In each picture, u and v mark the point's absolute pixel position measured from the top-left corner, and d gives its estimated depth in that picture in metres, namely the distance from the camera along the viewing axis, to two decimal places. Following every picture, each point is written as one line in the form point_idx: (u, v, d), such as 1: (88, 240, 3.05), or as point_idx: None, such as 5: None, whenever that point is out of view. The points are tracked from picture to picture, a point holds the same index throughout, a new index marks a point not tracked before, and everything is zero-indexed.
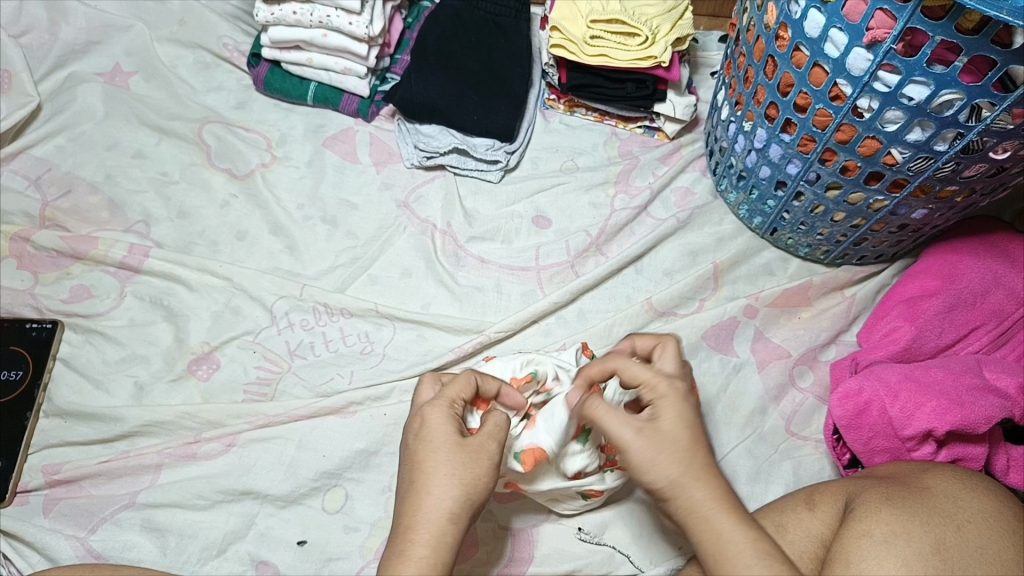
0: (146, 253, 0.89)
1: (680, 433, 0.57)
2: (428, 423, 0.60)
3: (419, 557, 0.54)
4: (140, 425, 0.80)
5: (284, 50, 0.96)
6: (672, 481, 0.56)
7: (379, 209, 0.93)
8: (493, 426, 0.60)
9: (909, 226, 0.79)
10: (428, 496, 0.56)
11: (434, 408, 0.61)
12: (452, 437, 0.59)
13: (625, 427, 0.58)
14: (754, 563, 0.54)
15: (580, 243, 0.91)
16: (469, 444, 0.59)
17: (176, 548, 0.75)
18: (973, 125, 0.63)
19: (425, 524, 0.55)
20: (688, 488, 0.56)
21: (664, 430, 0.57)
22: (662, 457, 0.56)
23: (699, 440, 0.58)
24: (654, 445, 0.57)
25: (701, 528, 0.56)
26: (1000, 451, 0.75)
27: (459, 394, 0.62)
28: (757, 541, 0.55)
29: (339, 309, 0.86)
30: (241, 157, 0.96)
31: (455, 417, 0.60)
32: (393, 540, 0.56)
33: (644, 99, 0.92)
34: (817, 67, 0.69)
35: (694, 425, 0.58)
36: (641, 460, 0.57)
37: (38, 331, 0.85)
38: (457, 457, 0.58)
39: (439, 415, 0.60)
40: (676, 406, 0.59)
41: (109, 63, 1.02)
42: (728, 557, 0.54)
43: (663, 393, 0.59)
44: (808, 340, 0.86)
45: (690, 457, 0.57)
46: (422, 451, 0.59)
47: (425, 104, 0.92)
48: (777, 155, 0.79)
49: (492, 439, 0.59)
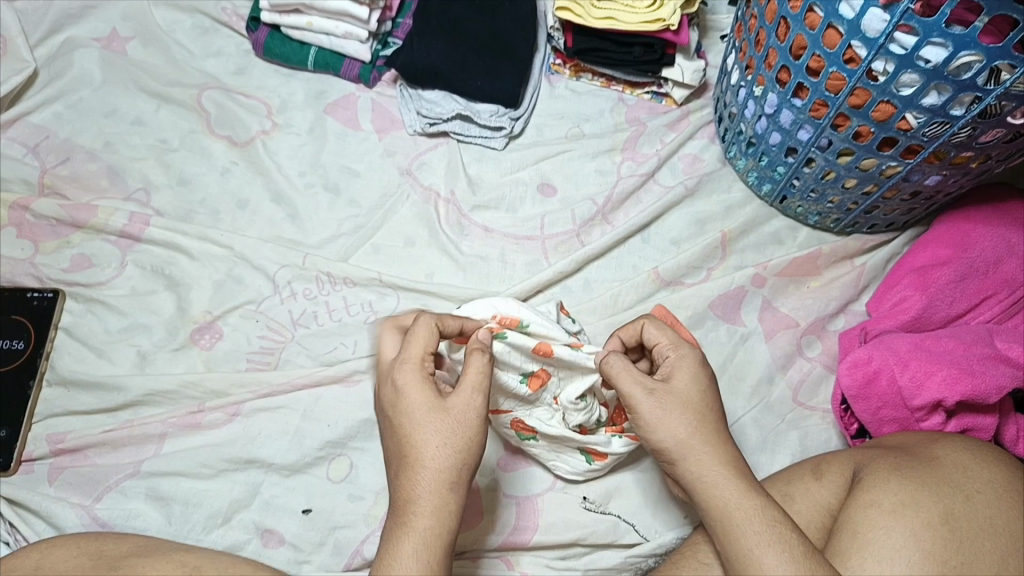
0: (146, 221, 0.88)
1: (691, 394, 0.60)
2: (404, 392, 0.58)
3: (423, 530, 0.55)
4: (143, 395, 0.80)
5: (283, 14, 0.94)
6: (681, 443, 0.59)
7: (381, 176, 0.92)
8: (472, 377, 0.58)
9: (922, 193, 0.78)
10: (423, 470, 0.56)
11: (405, 373, 0.59)
12: (432, 402, 0.58)
13: (638, 386, 0.60)
14: (763, 529, 0.56)
15: (585, 212, 0.89)
16: (452, 407, 0.57)
17: (181, 516, 0.76)
18: (992, 88, 0.62)
19: (424, 499, 0.56)
20: (697, 450, 0.59)
21: (676, 391, 0.60)
22: (671, 418, 0.59)
23: (711, 404, 0.61)
24: (666, 405, 0.60)
25: (709, 493, 0.58)
26: (1010, 421, 0.75)
27: (426, 349, 0.60)
28: (765, 509, 0.57)
29: (342, 278, 0.85)
30: (241, 124, 0.94)
31: (430, 377, 0.58)
32: (392, 517, 0.57)
33: (652, 63, 0.89)
34: (831, 28, 0.66)
35: (706, 389, 0.61)
36: (649, 419, 0.60)
37: (40, 300, 0.84)
38: (443, 424, 0.57)
39: (412, 379, 0.58)
40: (692, 369, 0.62)
41: (105, 28, 1.00)
42: (738, 524, 0.57)
43: (681, 356, 0.62)
44: (817, 309, 0.85)
45: (698, 420, 0.60)
46: (405, 422, 0.58)
47: (426, 69, 0.89)
48: (788, 120, 0.76)
49: (475, 394, 0.58)
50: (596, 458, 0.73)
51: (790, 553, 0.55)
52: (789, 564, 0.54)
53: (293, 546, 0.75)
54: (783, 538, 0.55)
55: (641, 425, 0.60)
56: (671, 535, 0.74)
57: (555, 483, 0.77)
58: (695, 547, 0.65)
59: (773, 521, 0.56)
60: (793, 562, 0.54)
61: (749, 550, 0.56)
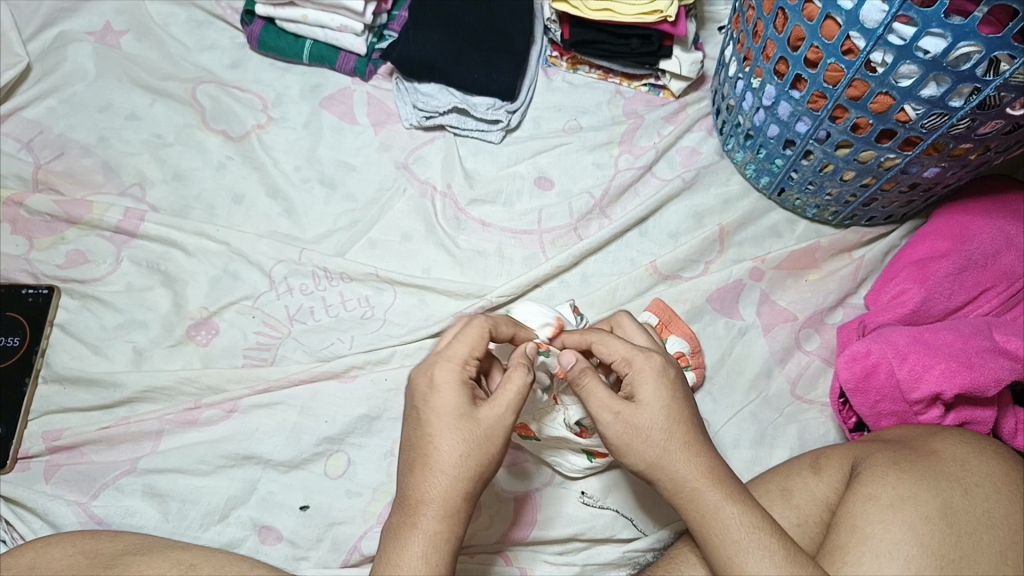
0: (141, 216, 0.87)
1: (656, 412, 0.59)
2: (438, 387, 0.58)
3: (431, 533, 0.55)
4: (140, 391, 0.79)
5: (278, 7, 0.93)
6: (651, 463, 0.59)
7: (378, 170, 0.92)
8: (510, 394, 0.58)
9: (920, 186, 0.77)
10: (440, 474, 0.56)
11: (444, 369, 0.58)
12: (466, 407, 0.57)
13: (606, 410, 0.59)
14: (741, 537, 0.56)
15: (583, 205, 0.89)
16: (484, 417, 0.57)
17: (178, 513, 0.76)
18: (991, 79, 0.61)
19: (439, 501, 0.55)
20: (670, 467, 0.59)
21: (642, 411, 0.59)
22: (638, 444, 0.59)
23: (682, 417, 0.60)
24: (633, 426, 0.59)
25: (688, 505, 0.59)
26: (1008, 414, 0.74)
27: (471, 352, 0.59)
28: (744, 515, 0.58)
29: (339, 273, 0.85)
30: (236, 118, 0.94)
31: (468, 382, 0.58)
32: (399, 512, 0.56)
33: (649, 55, 0.89)
34: (830, 19, 0.66)
35: (671, 404, 0.60)
36: (619, 442, 0.60)
37: (35, 297, 0.84)
38: (470, 432, 0.56)
39: (449, 378, 0.58)
40: (654, 383, 0.60)
41: (99, 22, 0.99)
42: (717, 533, 0.57)
43: (639, 370, 0.60)
44: (815, 303, 0.84)
45: (665, 438, 0.59)
46: (434, 421, 0.57)
47: (422, 61, 0.89)
48: (786, 112, 0.76)
49: (507, 410, 0.57)
50: (597, 455, 0.74)
51: (772, 558, 0.55)
52: (773, 570, 0.55)
53: (291, 542, 0.75)
54: (763, 545, 0.56)
55: (613, 446, 0.60)
56: (668, 530, 0.74)
57: (554, 478, 0.77)
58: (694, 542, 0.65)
59: (752, 527, 0.57)
60: (778, 566, 0.55)
61: (730, 557, 0.56)
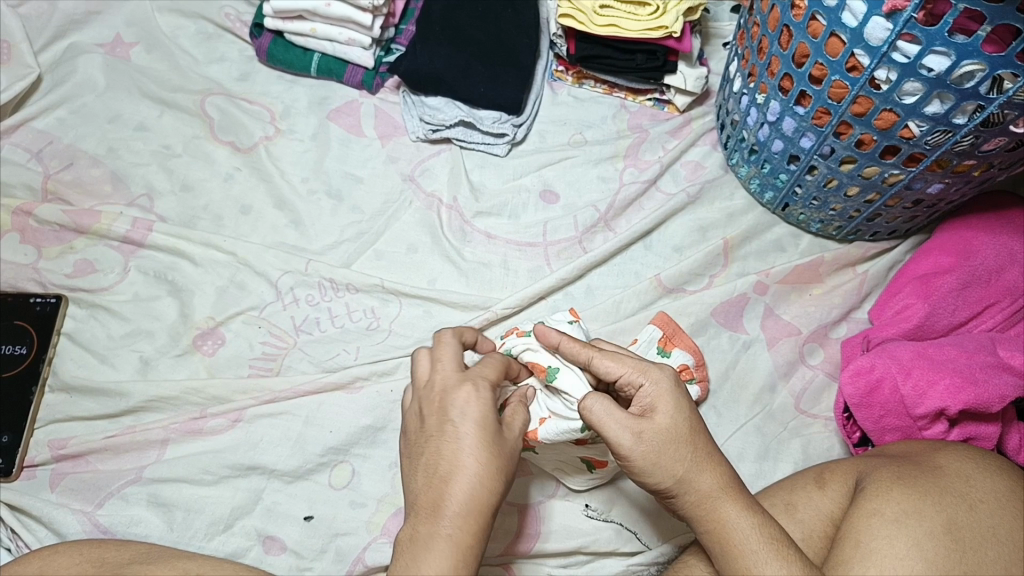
0: (149, 227, 0.88)
1: (681, 428, 0.58)
2: (471, 402, 0.58)
3: (460, 543, 0.54)
4: (146, 400, 0.80)
5: (287, 20, 0.94)
6: (678, 479, 0.58)
7: (384, 182, 0.92)
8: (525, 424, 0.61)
9: (924, 202, 0.78)
10: (475, 483, 0.55)
11: (478, 386, 0.59)
12: (496, 423, 0.58)
13: (627, 432, 0.57)
14: (760, 547, 0.57)
15: (588, 218, 0.89)
16: (510, 436, 0.59)
17: (183, 522, 0.76)
18: (995, 97, 0.62)
19: (471, 510, 0.55)
20: (694, 480, 0.58)
21: (664, 426, 0.58)
22: (665, 457, 0.58)
23: (700, 430, 0.60)
24: (660, 442, 0.58)
25: (709, 515, 0.58)
26: (1013, 430, 0.75)
27: (494, 378, 0.61)
28: (762, 526, 0.58)
29: (345, 284, 0.86)
30: (244, 129, 0.95)
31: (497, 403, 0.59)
32: (428, 521, 0.55)
33: (655, 70, 0.90)
34: (834, 37, 0.66)
35: (693, 417, 0.59)
36: (644, 463, 0.58)
37: (43, 306, 0.85)
38: (501, 447, 0.57)
39: (483, 395, 0.59)
40: (672, 395, 0.59)
41: (109, 34, 1.00)
42: (737, 544, 0.57)
43: (656, 385, 0.59)
44: (819, 317, 0.85)
45: (692, 452, 0.58)
46: (466, 432, 0.57)
47: (429, 75, 0.90)
48: (791, 128, 0.77)
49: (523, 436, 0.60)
50: (597, 466, 0.73)
51: (791, 567, 0.55)
52: None
53: (295, 553, 0.75)
54: (780, 555, 0.56)
55: (637, 466, 0.58)
56: (672, 544, 0.74)
57: (559, 491, 0.77)
58: (697, 556, 0.65)
59: (772, 539, 0.57)
60: None
61: (747, 568, 0.56)
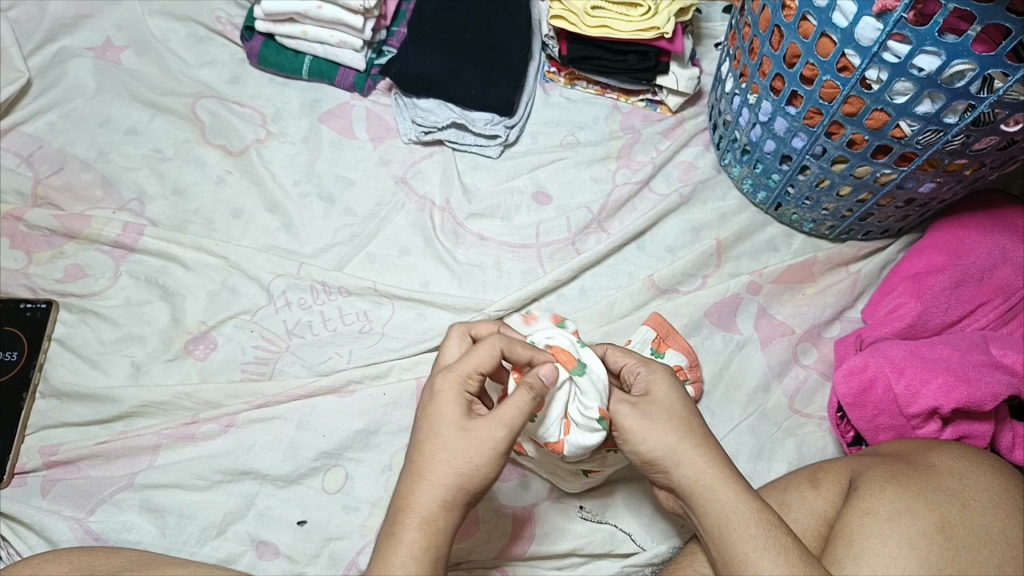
0: (140, 231, 0.87)
1: (675, 404, 0.62)
2: (435, 395, 0.57)
3: (410, 543, 0.54)
4: (138, 406, 0.79)
5: (278, 23, 0.94)
6: (671, 449, 0.60)
7: (376, 185, 0.92)
8: (509, 412, 0.56)
9: (916, 201, 0.78)
10: (424, 481, 0.55)
11: (445, 377, 0.58)
12: (460, 418, 0.56)
13: (621, 402, 0.63)
14: (759, 533, 0.56)
15: (580, 220, 0.89)
16: (476, 427, 0.55)
17: (176, 528, 0.75)
18: (985, 96, 0.62)
19: (419, 510, 0.54)
20: (690, 457, 0.59)
21: (658, 402, 0.62)
22: (655, 426, 0.61)
23: (691, 413, 0.62)
24: (652, 414, 0.61)
25: (704, 499, 0.58)
26: (1006, 428, 0.75)
27: (475, 367, 0.58)
28: (760, 513, 0.57)
29: (337, 287, 0.85)
30: (235, 133, 0.94)
31: (465, 395, 0.57)
32: (388, 519, 0.56)
33: (646, 71, 0.90)
34: (825, 37, 0.66)
35: (687, 400, 0.63)
36: (633, 431, 0.61)
37: (33, 311, 0.84)
38: (462, 444, 0.55)
39: (448, 387, 0.57)
40: (666, 380, 0.64)
41: (99, 37, 0.99)
42: (734, 528, 0.56)
43: (652, 369, 0.65)
44: (812, 317, 0.85)
45: (684, 427, 0.61)
46: (427, 428, 0.57)
47: (421, 77, 0.89)
48: (783, 128, 0.77)
49: (500, 426, 0.55)
50: (592, 470, 0.74)
51: (787, 556, 0.54)
52: (784, 568, 0.54)
53: (288, 558, 0.74)
54: (777, 543, 0.55)
55: (628, 436, 0.62)
56: (667, 545, 0.74)
57: (553, 493, 0.77)
58: (693, 557, 0.65)
59: (768, 524, 0.56)
60: (789, 565, 0.54)
61: (745, 554, 0.55)
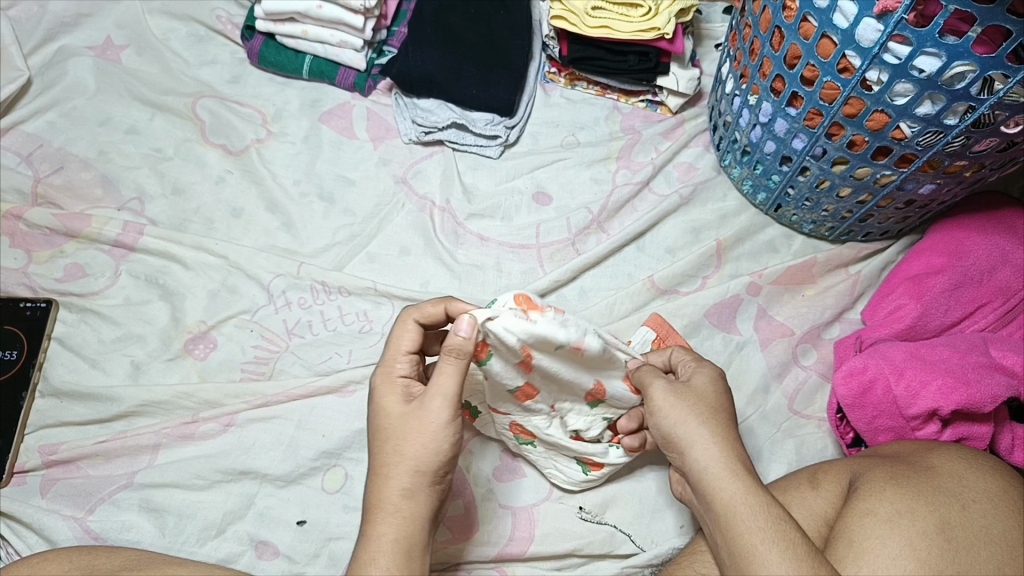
0: (140, 230, 0.87)
1: (707, 394, 0.61)
2: (377, 391, 0.60)
3: (380, 536, 0.54)
4: (138, 405, 0.79)
5: (278, 23, 0.94)
6: (689, 433, 0.59)
7: (376, 184, 0.92)
8: (439, 380, 0.55)
9: (916, 202, 0.78)
10: (378, 475, 0.56)
11: (381, 371, 0.60)
12: (399, 406, 0.57)
13: (656, 377, 0.63)
14: (766, 524, 0.54)
15: (580, 220, 0.89)
16: (413, 409, 0.56)
17: (175, 528, 0.75)
18: (985, 98, 0.62)
19: (381, 504, 0.55)
20: (705, 445, 0.58)
21: (693, 389, 0.62)
22: (683, 407, 0.60)
23: (721, 405, 0.61)
24: (684, 397, 0.61)
25: (713, 485, 0.57)
26: (1005, 430, 0.75)
27: (402, 351, 0.60)
28: (768, 505, 0.56)
29: (337, 288, 0.85)
30: (236, 132, 0.94)
31: (400, 381, 0.59)
32: (363, 522, 0.57)
33: (647, 72, 0.90)
34: (825, 38, 0.66)
35: (722, 394, 0.62)
36: (662, 406, 0.61)
37: (33, 310, 0.84)
38: (403, 429, 0.56)
39: (384, 380, 0.60)
40: (709, 375, 0.63)
41: (99, 36, 0.99)
42: (739, 515, 0.55)
43: (700, 365, 0.65)
44: (812, 318, 0.85)
45: (709, 417, 0.60)
46: (375, 422, 0.58)
47: (421, 77, 0.89)
48: (783, 129, 0.77)
49: (433, 397, 0.55)
50: (592, 467, 0.73)
51: (794, 548, 0.53)
52: (788, 560, 0.53)
53: (288, 558, 0.74)
54: (783, 533, 0.54)
55: (654, 410, 0.62)
56: (667, 546, 0.74)
57: (552, 493, 0.77)
58: (692, 558, 0.65)
59: (776, 515, 0.55)
60: (795, 562, 0.53)
61: (749, 543, 0.54)
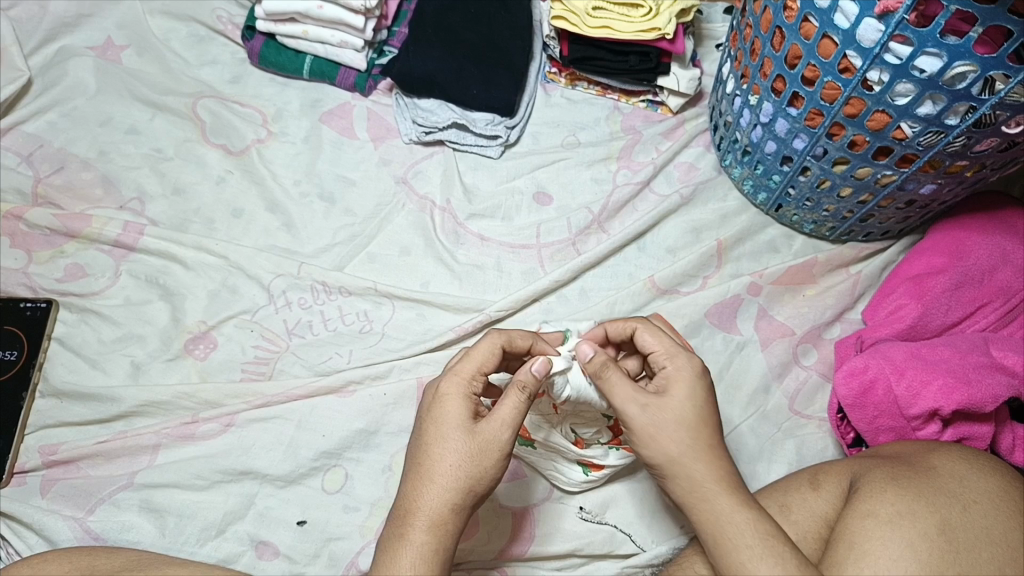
0: (140, 231, 0.87)
1: (687, 413, 0.57)
2: (442, 399, 0.58)
3: (420, 545, 0.54)
4: (138, 405, 0.79)
5: (279, 23, 0.94)
6: (672, 458, 0.57)
7: (377, 184, 0.92)
8: (509, 411, 0.57)
9: (917, 202, 0.78)
10: (431, 483, 0.55)
11: (449, 380, 0.58)
12: (466, 421, 0.56)
13: (631, 403, 0.58)
14: (756, 542, 0.55)
15: (581, 220, 0.89)
16: (482, 431, 0.56)
17: (175, 528, 0.75)
18: (986, 98, 0.62)
19: (426, 511, 0.55)
20: (689, 468, 0.57)
21: (670, 407, 0.58)
22: (663, 436, 0.57)
23: (706, 420, 0.58)
24: (659, 420, 0.57)
25: (701, 507, 0.57)
26: (1006, 430, 0.75)
27: (479, 368, 0.59)
28: (759, 523, 0.56)
29: (338, 287, 0.85)
30: (236, 132, 0.94)
31: (471, 396, 0.57)
32: (392, 525, 0.56)
33: (648, 72, 0.89)
34: (826, 38, 0.66)
35: (703, 407, 0.58)
36: (642, 434, 0.58)
37: (33, 310, 0.84)
38: (469, 447, 0.55)
39: (454, 391, 0.58)
40: (688, 385, 0.59)
41: (100, 37, 0.99)
42: (730, 537, 0.55)
43: (676, 372, 0.60)
44: (813, 318, 0.85)
45: (693, 438, 0.57)
46: (432, 431, 0.57)
47: (422, 77, 0.89)
48: (784, 129, 0.76)
49: (505, 427, 0.56)
50: (593, 468, 0.73)
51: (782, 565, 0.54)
52: None
53: (288, 558, 0.74)
54: (775, 553, 0.54)
55: (632, 437, 0.58)
56: (667, 546, 0.74)
57: (553, 494, 0.77)
58: (693, 559, 0.64)
59: (767, 535, 0.55)
60: None
61: (741, 563, 0.55)
